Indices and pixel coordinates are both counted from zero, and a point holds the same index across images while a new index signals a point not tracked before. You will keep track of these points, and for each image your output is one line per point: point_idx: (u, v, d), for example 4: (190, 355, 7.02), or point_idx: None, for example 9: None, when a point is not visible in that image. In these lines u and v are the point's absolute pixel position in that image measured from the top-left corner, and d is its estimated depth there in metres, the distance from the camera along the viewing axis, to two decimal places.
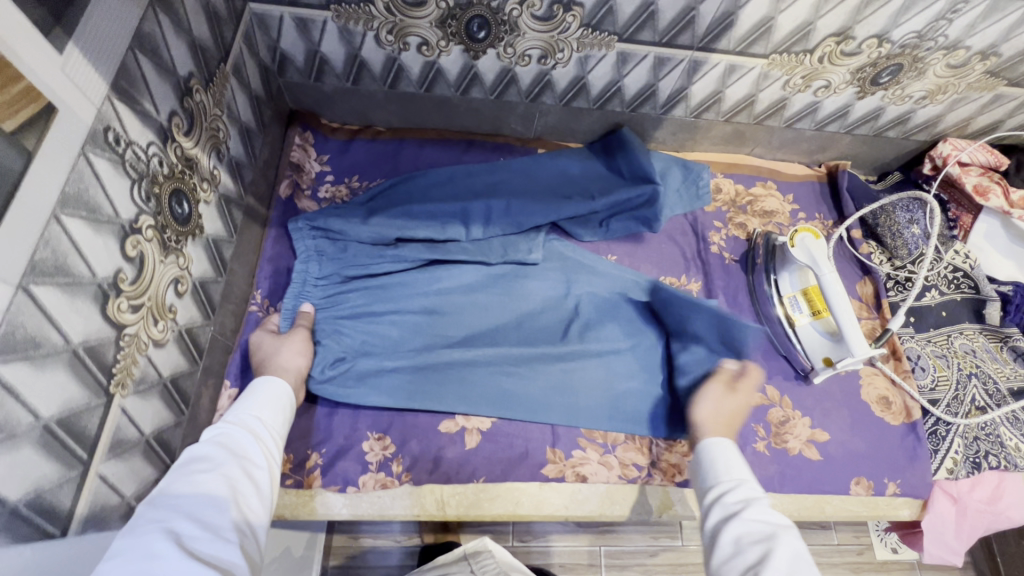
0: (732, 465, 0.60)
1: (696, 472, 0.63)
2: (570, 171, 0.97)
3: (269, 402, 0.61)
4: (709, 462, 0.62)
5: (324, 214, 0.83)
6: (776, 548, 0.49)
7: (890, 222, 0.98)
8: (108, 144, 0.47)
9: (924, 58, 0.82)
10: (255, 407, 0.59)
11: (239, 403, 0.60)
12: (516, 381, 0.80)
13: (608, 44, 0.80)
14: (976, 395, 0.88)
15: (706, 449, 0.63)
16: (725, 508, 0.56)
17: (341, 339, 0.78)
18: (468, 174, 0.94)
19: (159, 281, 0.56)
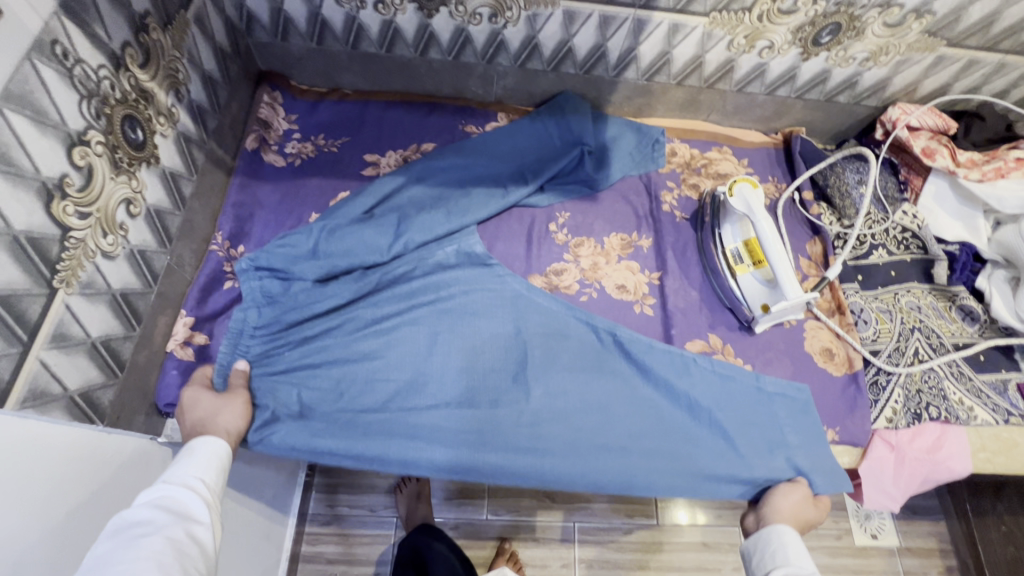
0: (802, 554, 0.68)
1: (764, 548, 0.72)
2: (522, 136, 1.01)
3: (211, 453, 0.63)
4: (780, 545, 0.70)
5: (269, 253, 0.82)
6: None
7: (840, 183, 1.00)
8: (55, 56, 0.52)
9: (860, 17, 0.85)
10: (195, 463, 0.61)
11: (179, 457, 0.62)
12: (465, 431, 0.78)
13: (553, 2, 0.84)
14: (918, 347, 0.89)
15: (778, 532, 0.72)
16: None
17: (280, 395, 0.76)
18: (420, 179, 0.96)
19: (110, 196, 0.61)
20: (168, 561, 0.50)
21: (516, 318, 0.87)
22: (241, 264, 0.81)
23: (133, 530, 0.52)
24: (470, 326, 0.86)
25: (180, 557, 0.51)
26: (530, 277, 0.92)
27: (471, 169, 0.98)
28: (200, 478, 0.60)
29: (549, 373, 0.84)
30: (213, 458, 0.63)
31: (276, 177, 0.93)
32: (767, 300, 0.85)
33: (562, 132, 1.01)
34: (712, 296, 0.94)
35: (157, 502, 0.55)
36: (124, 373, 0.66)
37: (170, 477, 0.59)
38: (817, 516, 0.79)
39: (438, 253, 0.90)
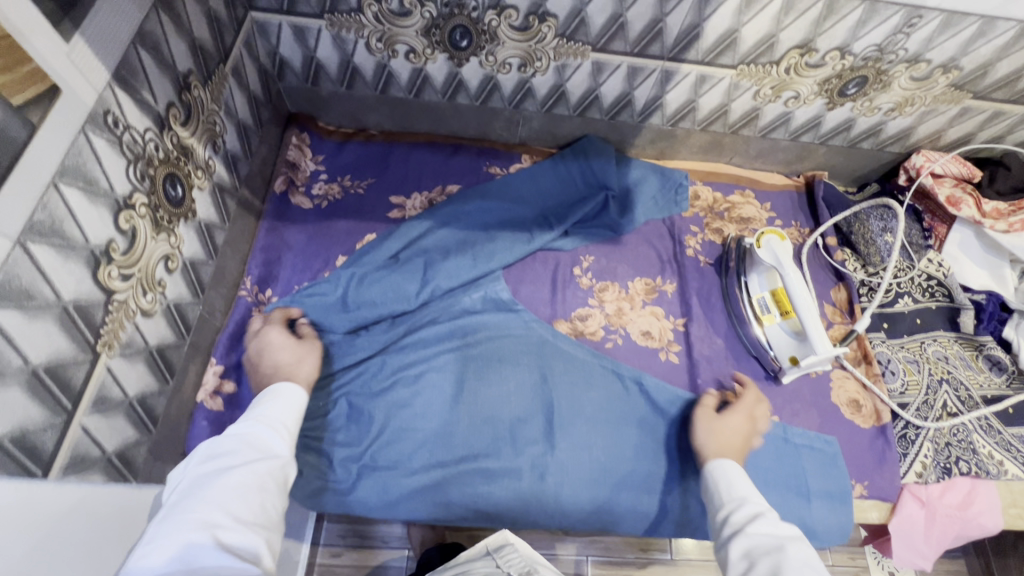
0: (736, 485, 0.65)
1: (707, 497, 0.67)
2: (546, 179, 1.02)
3: (291, 399, 0.64)
4: (716, 484, 0.66)
5: (298, 304, 0.84)
6: (786, 557, 0.53)
7: (864, 230, 1.01)
8: (107, 125, 0.52)
9: (887, 71, 0.86)
10: (277, 403, 0.63)
11: (265, 398, 0.64)
12: (491, 485, 0.78)
13: (583, 53, 0.85)
14: (947, 401, 0.89)
15: (713, 473, 0.68)
16: (730, 528, 0.60)
17: (312, 451, 0.77)
18: (448, 219, 0.96)
19: (150, 255, 0.61)
20: (251, 495, 0.51)
21: (542, 365, 0.87)
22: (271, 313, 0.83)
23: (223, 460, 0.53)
24: (497, 373, 0.86)
25: (261, 492, 0.52)
26: (556, 324, 0.92)
27: (496, 210, 0.98)
28: (282, 416, 0.62)
29: (574, 428, 0.83)
30: (294, 400, 0.64)
31: (304, 219, 0.94)
32: (795, 352, 0.84)
33: (585, 173, 1.02)
34: (738, 344, 0.93)
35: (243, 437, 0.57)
36: (157, 429, 0.66)
37: (254, 415, 0.60)
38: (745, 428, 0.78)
39: (464, 299, 0.90)
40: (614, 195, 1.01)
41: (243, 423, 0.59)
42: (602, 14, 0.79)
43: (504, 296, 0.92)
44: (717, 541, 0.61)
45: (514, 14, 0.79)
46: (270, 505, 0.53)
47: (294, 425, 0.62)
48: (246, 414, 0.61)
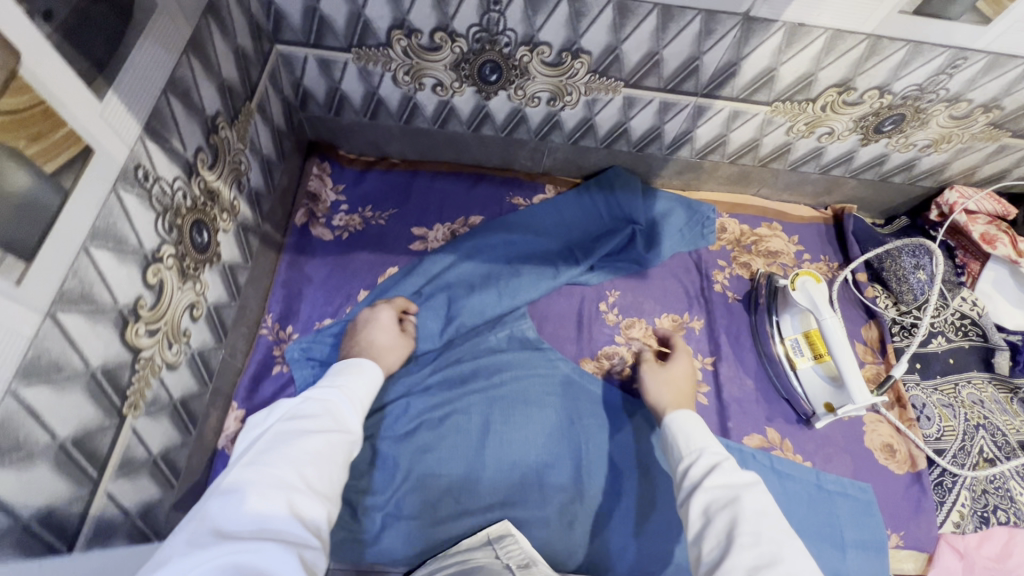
0: (693, 436, 0.67)
1: (668, 449, 0.69)
2: (570, 211, 1.00)
3: (365, 381, 0.72)
4: (674, 436, 0.68)
5: (322, 343, 0.82)
6: (740, 509, 0.55)
7: (895, 267, 0.98)
8: (137, 180, 0.50)
9: (926, 109, 0.84)
10: (358, 381, 0.71)
11: (346, 375, 0.71)
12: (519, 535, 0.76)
13: (614, 89, 0.83)
14: (984, 447, 0.86)
15: (672, 426, 0.70)
16: (689, 482, 0.61)
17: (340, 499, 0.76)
18: (473, 252, 0.94)
19: (176, 306, 0.59)
20: (323, 463, 0.57)
21: (570, 407, 0.85)
22: (292, 351, 0.80)
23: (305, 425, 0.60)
24: (524, 415, 0.83)
25: (331, 462, 0.58)
26: (582, 363, 0.90)
27: (521, 242, 0.96)
28: (360, 395, 0.69)
29: (604, 472, 0.81)
30: (371, 380, 0.72)
31: (325, 251, 0.92)
32: (831, 399, 0.82)
33: (611, 204, 1.00)
34: (768, 385, 0.91)
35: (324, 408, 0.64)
36: (179, 482, 0.64)
37: (337, 386, 0.68)
38: (686, 370, 0.84)
39: (489, 338, 0.88)
40: (640, 228, 0.99)
41: (325, 395, 0.66)
42: (637, 52, 0.76)
43: (529, 334, 0.90)
44: (679, 493, 0.63)
45: (547, 50, 0.77)
46: (334, 478, 0.58)
47: (365, 406, 0.69)
48: (329, 383, 0.69)
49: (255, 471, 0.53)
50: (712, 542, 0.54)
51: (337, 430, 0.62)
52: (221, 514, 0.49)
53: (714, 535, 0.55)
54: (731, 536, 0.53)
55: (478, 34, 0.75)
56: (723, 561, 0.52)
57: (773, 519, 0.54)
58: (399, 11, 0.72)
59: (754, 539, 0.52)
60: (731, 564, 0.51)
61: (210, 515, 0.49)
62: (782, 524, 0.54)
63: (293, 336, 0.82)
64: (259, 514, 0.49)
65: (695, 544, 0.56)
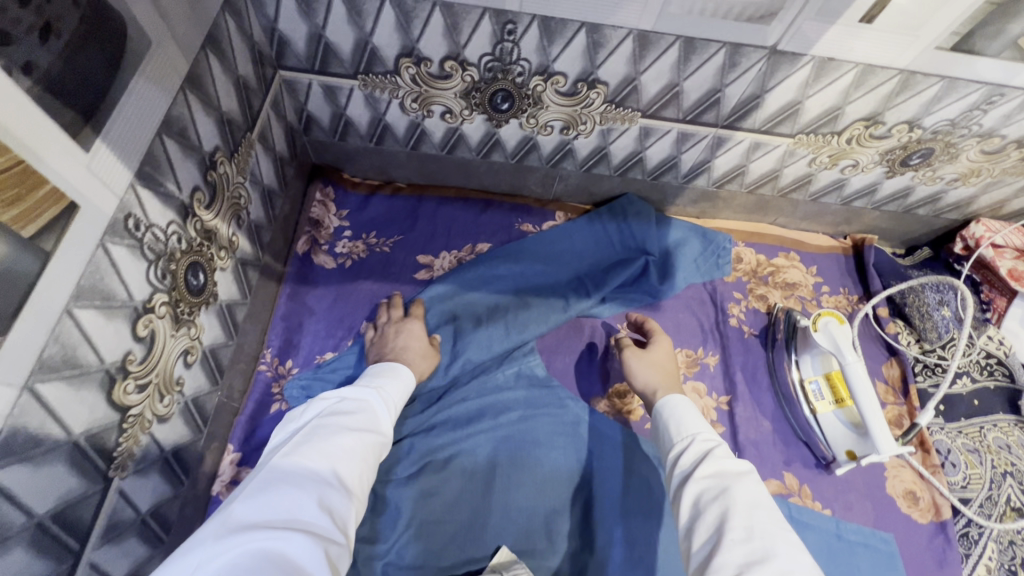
0: (684, 421, 0.66)
1: (659, 436, 0.69)
2: (581, 238, 0.96)
3: (403, 380, 0.71)
4: (666, 423, 0.68)
5: (321, 381, 0.78)
6: (731, 501, 0.55)
7: (919, 302, 0.95)
8: (128, 231, 0.47)
9: (957, 144, 0.80)
10: (395, 382, 0.70)
11: (387, 372, 0.71)
12: None
13: (631, 119, 0.79)
14: (1011, 495, 0.83)
15: (664, 411, 0.70)
16: (681, 472, 0.61)
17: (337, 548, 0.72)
18: (480, 282, 0.90)
19: (169, 355, 0.56)
20: (355, 461, 0.57)
21: (580, 450, 0.81)
22: (291, 388, 0.77)
23: (342, 419, 0.60)
24: (532, 457, 0.80)
25: (362, 459, 0.58)
26: (593, 401, 0.87)
27: (529, 272, 0.92)
28: (396, 395, 0.68)
29: (617, 519, 0.77)
30: (407, 384, 0.71)
31: (328, 281, 0.88)
32: (853, 446, 0.79)
33: (623, 233, 0.96)
34: (786, 426, 0.87)
35: (362, 404, 0.64)
36: (169, 537, 0.62)
37: (375, 385, 0.68)
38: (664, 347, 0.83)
39: (496, 375, 0.85)
40: (653, 259, 0.95)
41: (365, 392, 0.65)
42: (657, 83, 0.73)
43: (537, 371, 0.86)
44: (670, 482, 0.63)
45: (562, 80, 0.73)
46: (364, 478, 0.58)
47: (400, 405, 0.68)
48: (366, 381, 0.69)
49: (292, 460, 0.53)
50: (703, 535, 0.55)
51: (371, 430, 0.62)
52: (253, 499, 0.49)
53: (704, 528, 0.55)
54: (721, 529, 0.53)
55: (491, 63, 0.71)
56: (712, 557, 0.52)
57: (765, 510, 0.54)
58: (408, 40, 0.69)
59: (746, 535, 0.52)
60: (722, 560, 0.51)
61: (243, 499, 0.49)
62: (773, 515, 0.54)
63: (293, 372, 0.79)
64: (290, 505, 0.49)
65: (687, 537, 0.57)
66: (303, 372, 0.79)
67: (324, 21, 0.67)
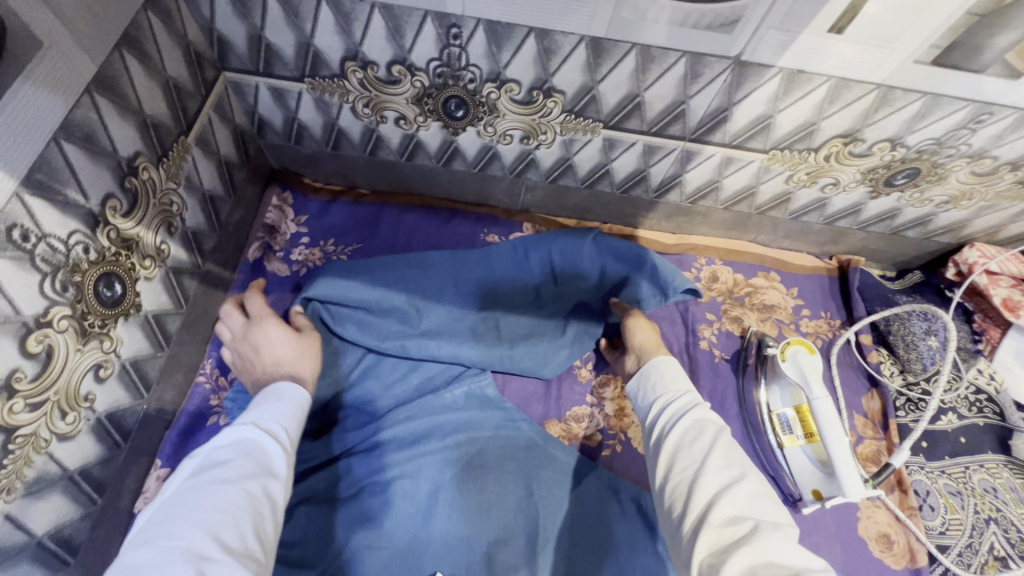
0: (680, 376, 0.67)
1: (647, 383, 0.69)
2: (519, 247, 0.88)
3: (293, 404, 0.61)
4: (662, 372, 0.67)
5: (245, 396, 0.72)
6: (721, 438, 0.56)
7: (904, 331, 0.89)
8: (11, 242, 0.45)
9: (944, 164, 0.74)
10: (281, 404, 0.60)
11: (268, 399, 0.61)
12: None
13: (593, 130, 0.75)
14: (994, 544, 0.77)
15: (661, 363, 0.69)
16: (674, 412, 0.62)
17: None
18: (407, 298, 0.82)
19: (73, 370, 0.54)
20: (243, 517, 0.47)
21: (529, 478, 0.75)
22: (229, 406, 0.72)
23: (217, 471, 0.50)
24: (478, 483, 0.74)
25: (252, 514, 0.48)
26: (547, 425, 0.84)
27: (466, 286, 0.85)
28: (283, 422, 0.58)
29: (565, 555, 0.71)
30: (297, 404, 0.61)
31: (280, 289, 0.84)
32: (819, 486, 0.74)
33: (548, 256, 0.87)
34: (754, 459, 0.83)
35: (241, 445, 0.53)
36: (77, 557, 0.61)
37: (254, 417, 0.57)
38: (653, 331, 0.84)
39: (445, 395, 0.81)
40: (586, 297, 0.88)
41: (241, 427, 0.55)
42: (616, 93, 0.68)
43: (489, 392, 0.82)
44: (658, 421, 0.63)
45: (516, 88, 0.69)
46: (262, 534, 0.48)
47: (294, 433, 0.59)
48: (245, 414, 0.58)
49: (150, 549, 0.42)
50: (689, 458, 0.56)
51: (262, 472, 0.52)
52: None
53: (692, 453, 0.56)
54: (708, 455, 0.55)
55: (440, 69, 0.68)
56: (694, 481, 0.54)
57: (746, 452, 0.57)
58: (351, 42, 0.65)
59: (728, 463, 0.54)
60: (705, 480, 0.53)
61: None
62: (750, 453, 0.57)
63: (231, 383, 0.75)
64: None
65: (667, 465, 0.58)
66: (236, 391, 0.72)
67: (262, 21, 0.64)
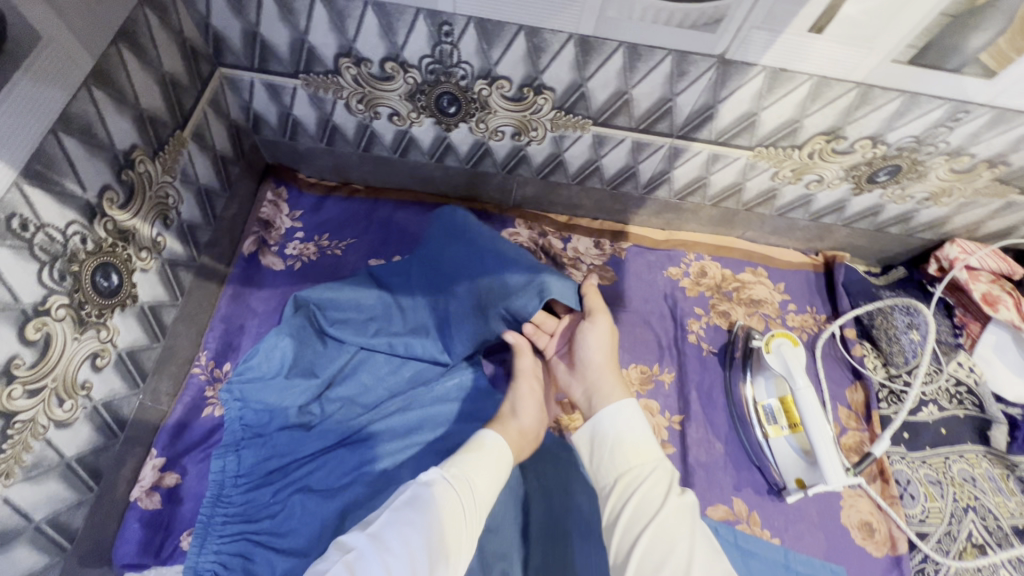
0: (640, 447, 0.64)
1: (600, 451, 0.65)
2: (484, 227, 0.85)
3: (496, 454, 0.65)
4: (617, 444, 0.64)
5: (244, 384, 0.72)
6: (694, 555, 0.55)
7: (887, 325, 0.91)
8: (11, 231, 0.47)
9: (924, 162, 0.77)
10: (483, 460, 0.63)
11: (473, 449, 0.64)
12: None
13: (582, 126, 0.76)
14: (973, 531, 0.78)
15: (613, 425, 0.65)
16: (638, 509, 0.59)
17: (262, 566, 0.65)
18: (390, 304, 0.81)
19: (71, 358, 0.55)
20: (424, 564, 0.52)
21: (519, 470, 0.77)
22: (225, 397, 0.72)
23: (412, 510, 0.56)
24: None
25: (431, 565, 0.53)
26: None
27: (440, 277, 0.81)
28: (483, 483, 0.61)
29: (552, 542, 0.73)
30: (497, 464, 0.64)
31: (274, 282, 0.85)
32: (802, 475, 0.76)
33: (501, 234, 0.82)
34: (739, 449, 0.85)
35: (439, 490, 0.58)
36: (74, 544, 0.63)
37: (454, 468, 0.61)
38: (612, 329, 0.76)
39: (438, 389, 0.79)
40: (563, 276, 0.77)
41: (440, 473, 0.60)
42: (604, 90, 0.70)
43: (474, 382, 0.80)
44: (620, 516, 0.60)
45: (506, 84, 0.71)
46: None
47: (492, 486, 0.62)
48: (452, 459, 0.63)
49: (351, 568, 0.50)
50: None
51: (456, 531, 0.56)
52: None
53: None
54: None
55: (432, 66, 0.69)
56: None
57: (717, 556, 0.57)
58: (344, 40, 0.67)
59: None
60: None
61: None
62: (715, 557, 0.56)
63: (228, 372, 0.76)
64: None
65: None
66: (233, 382, 0.72)
67: (257, 18, 0.65)
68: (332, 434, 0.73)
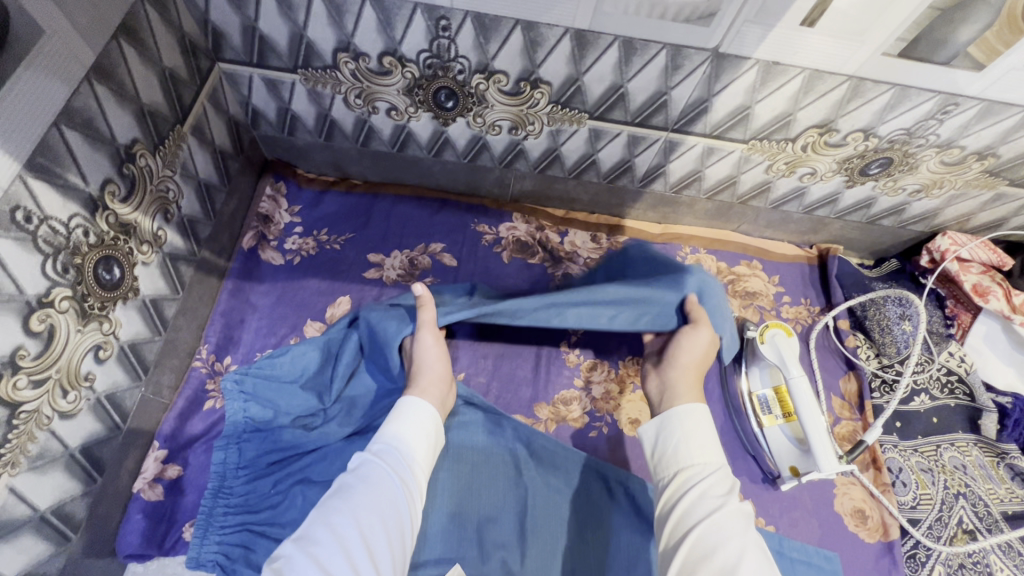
0: (708, 446, 0.58)
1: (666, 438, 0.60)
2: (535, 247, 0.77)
3: (418, 414, 0.62)
4: (687, 437, 0.59)
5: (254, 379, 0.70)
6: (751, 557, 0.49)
7: (879, 316, 0.92)
8: (15, 223, 0.47)
9: (915, 154, 0.78)
10: (404, 421, 0.61)
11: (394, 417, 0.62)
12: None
13: (579, 120, 0.77)
14: (964, 517, 0.80)
15: (685, 419, 0.60)
16: (695, 503, 0.53)
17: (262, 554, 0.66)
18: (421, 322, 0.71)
19: (74, 350, 0.56)
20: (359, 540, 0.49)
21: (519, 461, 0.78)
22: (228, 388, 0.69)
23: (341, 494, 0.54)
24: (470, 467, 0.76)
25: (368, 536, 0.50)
26: (536, 408, 0.86)
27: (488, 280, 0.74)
28: (414, 446, 0.60)
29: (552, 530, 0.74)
30: (423, 425, 0.62)
31: (273, 277, 0.86)
32: (796, 463, 0.77)
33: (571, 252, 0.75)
34: (735, 438, 0.86)
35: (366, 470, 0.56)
36: (78, 534, 0.63)
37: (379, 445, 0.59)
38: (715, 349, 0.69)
39: None
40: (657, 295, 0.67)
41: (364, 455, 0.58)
42: (600, 84, 0.71)
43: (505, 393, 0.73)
44: (673, 508, 0.54)
45: (503, 79, 0.72)
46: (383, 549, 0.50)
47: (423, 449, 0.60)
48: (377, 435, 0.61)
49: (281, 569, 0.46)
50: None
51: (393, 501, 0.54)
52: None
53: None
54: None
55: (430, 60, 0.70)
56: None
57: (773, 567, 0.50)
58: (343, 34, 0.67)
59: None
60: None
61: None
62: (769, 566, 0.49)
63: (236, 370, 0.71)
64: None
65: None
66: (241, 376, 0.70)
67: (256, 13, 0.66)
68: (335, 433, 0.71)
